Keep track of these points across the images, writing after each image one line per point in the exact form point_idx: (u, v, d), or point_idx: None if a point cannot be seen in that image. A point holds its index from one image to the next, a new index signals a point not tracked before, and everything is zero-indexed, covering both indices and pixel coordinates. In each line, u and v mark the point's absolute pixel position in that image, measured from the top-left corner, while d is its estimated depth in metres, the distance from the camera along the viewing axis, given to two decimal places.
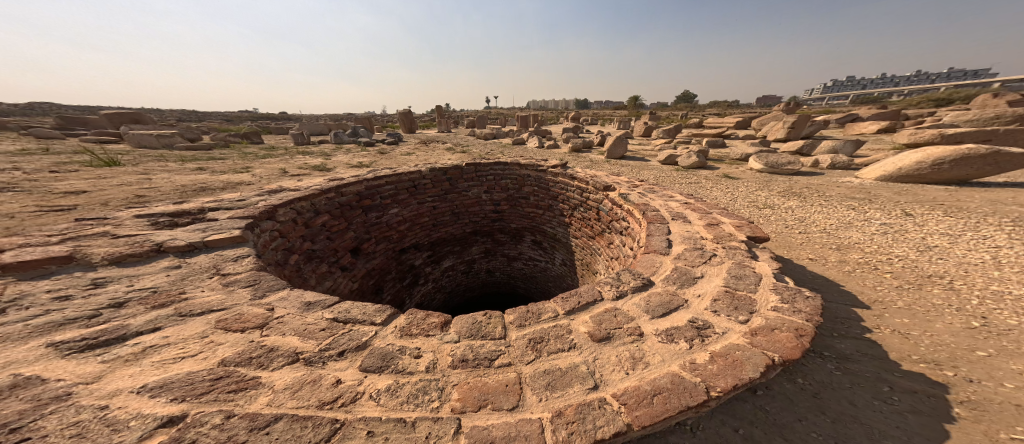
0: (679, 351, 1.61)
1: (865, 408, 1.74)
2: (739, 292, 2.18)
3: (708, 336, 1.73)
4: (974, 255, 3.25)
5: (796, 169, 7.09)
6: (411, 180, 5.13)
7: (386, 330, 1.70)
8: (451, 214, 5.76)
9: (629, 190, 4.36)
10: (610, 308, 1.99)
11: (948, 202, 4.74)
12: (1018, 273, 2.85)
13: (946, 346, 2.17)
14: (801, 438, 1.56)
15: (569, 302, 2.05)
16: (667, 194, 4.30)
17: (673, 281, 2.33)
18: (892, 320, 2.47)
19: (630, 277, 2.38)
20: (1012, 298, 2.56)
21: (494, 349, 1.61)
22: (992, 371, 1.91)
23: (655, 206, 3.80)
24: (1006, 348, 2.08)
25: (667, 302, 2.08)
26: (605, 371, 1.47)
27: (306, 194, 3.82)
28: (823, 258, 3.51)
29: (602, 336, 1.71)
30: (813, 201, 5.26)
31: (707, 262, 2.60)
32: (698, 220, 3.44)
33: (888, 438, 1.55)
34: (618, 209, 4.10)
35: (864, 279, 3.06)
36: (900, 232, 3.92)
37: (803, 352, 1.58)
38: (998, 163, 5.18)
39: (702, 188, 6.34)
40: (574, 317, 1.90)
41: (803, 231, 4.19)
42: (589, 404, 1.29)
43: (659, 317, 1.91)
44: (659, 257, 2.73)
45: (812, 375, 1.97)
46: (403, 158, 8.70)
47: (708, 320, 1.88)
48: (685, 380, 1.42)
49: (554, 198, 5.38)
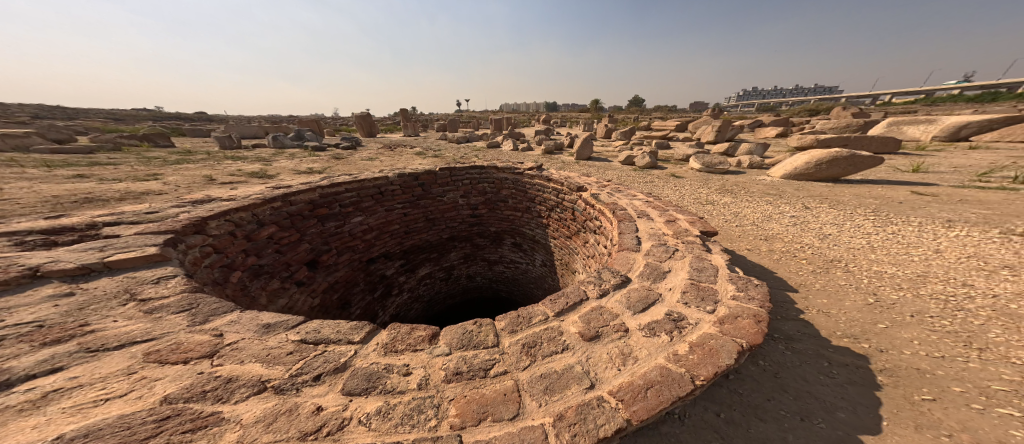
0: (662, 343, 1.71)
1: (816, 383, 1.94)
2: (702, 283, 2.35)
3: (685, 327, 1.84)
4: (859, 239, 3.83)
5: (726, 169, 7.87)
6: (378, 186, 4.90)
7: (367, 348, 1.60)
8: (427, 220, 5.60)
9: (599, 191, 4.51)
10: (596, 307, 2.06)
11: (828, 196, 5.55)
12: (897, 254, 3.40)
13: (857, 321, 2.49)
14: (772, 416, 1.71)
15: (556, 304, 2.08)
16: (631, 193, 4.53)
17: (647, 277, 2.46)
18: (815, 301, 2.79)
19: (607, 275, 2.46)
20: (889, 275, 3.05)
21: (488, 358, 1.58)
22: (893, 341, 2.24)
23: (623, 205, 3.98)
24: (895, 319, 2.46)
25: (645, 297, 2.18)
26: (599, 369, 1.53)
27: (245, 204, 3.45)
28: (756, 247, 3.90)
29: (592, 335, 1.77)
30: (741, 197, 5.84)
31: (671, 257, 2.78)
32: (659, 217, 3.66)
33: (841, 410, 1.74)
34: (591, 208, 4.25)
35: (789, 265, 3.44)
36: (804, 223, 4.46)
37: (764, 336, 1.75)
38: (856, 164, 6.22)
39: (657, 187, 6.77)
40: (564, 319, 1.93)
41: (739, 224, 4.64)
42: (588, 404, 1.32)
43: (640, 312, 2.00)
44: (632, 254, 2.87)
45: (770, 357, 2.17)
46: (364, 163, 8.27)
47: (682, 312, 2.01)
48: (673, 372, 1.51)
49: (531, 201, 5.41)
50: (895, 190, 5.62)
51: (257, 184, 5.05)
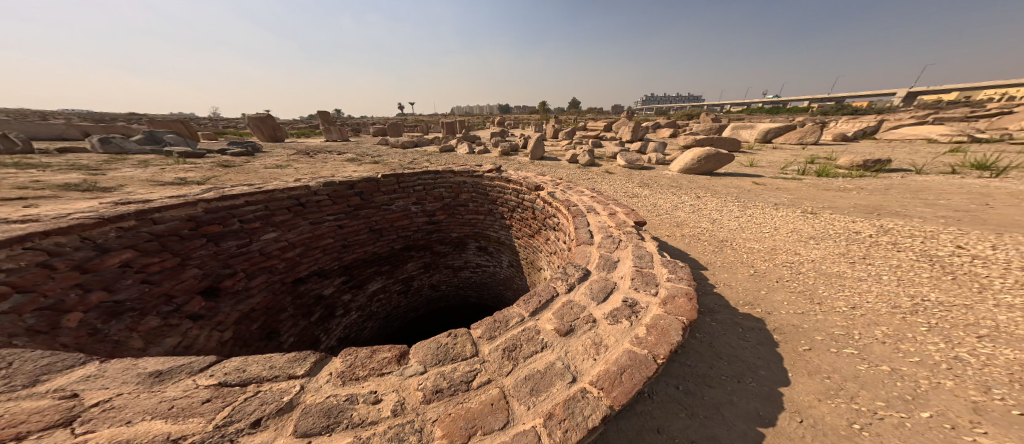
0: (625, 329, 1.93)
1: (740, 346, 2.35)
2: (645, 269, 2.63)
3: (639, 311, 2.10)
4: (743, 220, 4.68)
5: (643, 165, 8.93)
6: (299, 197, 4.28)
7: (320, 380, 1.51)
8: (375, 231, 5.15)
9: (554, 189, 4.70)
10: (565, 301, 2.22)
11: (708, 187, 6.63)
12: (773, 229, 4.24)
13: (745, 292, 3.01)
14: (717, 382, 2.05)
15: (528, 304, 2.18)
16: (580, 189, 4.82)
17: (603, 268, 2.68)
18: (718, 276, 3.33)
19: (570, 269, 2.63)
20: (758, 251, 3.75)
21: (468, 369, 1.61)
22: (772, 305, 2.78)
23: (575, 201, 4.24)
24: (773, 285, 3.05)
25: (603, 287, 2.41)
26: (577, 361, 1.69)
27: (63, 227, 2.57)
28: (673, 233, 4.48)
29: (566, 329, 1.92)
30: (657, 189, 6.65)
31: (618, 246, 3.05)
32: (604, 211, 3.97)
33: (762, 367, 2.14)
34: (549, 206, 4.37)
35: (700, 246, 4.03)
36: (701, 210, 5.27)
37: (697, 312, 2.07)
38: (722, 159, 7.73)
39: (596, 183, 7.30)
40: (539, 317, 2.05)
41: (661, 213, 5.27)
42: (573, 397, 1.47)
43: (603, 302, 2.21)
44: (589, 247, 3.08)
45: (705, 328, 2.55)
46: (268, 172, 7.22)
47: (636, 297, 2.26)
48: (639, 354, 1.74)
49: (493, 202, 5.27)
50: (741, 180, 7.01)
51: (105, 199, 3.92)
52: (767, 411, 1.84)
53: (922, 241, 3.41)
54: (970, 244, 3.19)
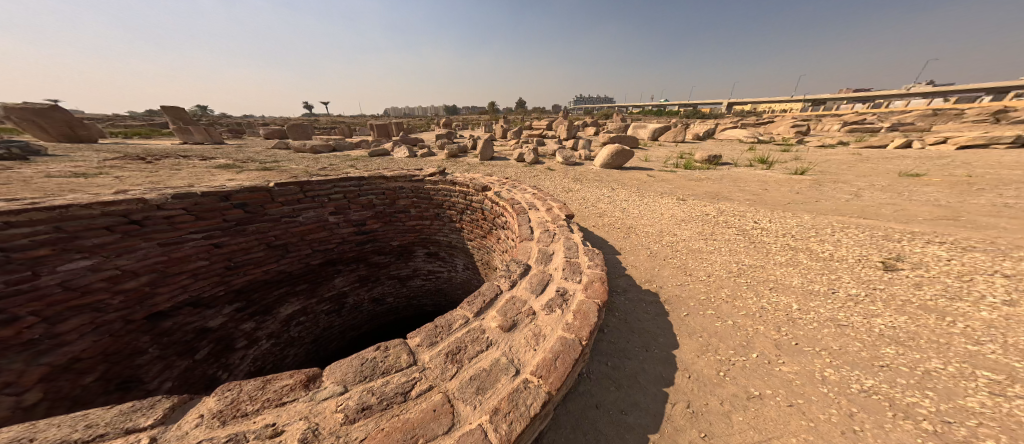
0: (558, 317, 2.00)
1: (647, 319, 2.69)
2: (574, 259, 2.78)
3: (568, 299, 2.20)
4: (657, 208, 5.31)
5: (575, 162, 9.50)
6: (125, 213, 3.30)
7: (188, 426, 1.27)
8: (278, 245, 4.43)
9: (502, 188, 4.68)
10: (509, 298, 2.21)
11: (622, 179, 7.40)
12: (679, 214, 4.91)
13: (646, 270, 3.46)
14: (630, 354, 2.33)
15: (472, 305, 2.12)
16: (524, 188, 4.90)
17: (540, 261, 2.76)
18: (629, 259, 3.73)
19: (513, 266, 2.66)
20: (658, 234, 4.31)
21: (404, 380, 1.50)
22: (666, 279, 3.24)
23: (520, 199, 4.29)
24: (675, 264, 3.50)
25: (541, 279, 2.47)
26: (520, 353, 1.69)
27: None
28: (598, 223, 4.86)
29: (510, 324, 1.91)
30: (588, 183, 7.13)
31: (553, 240, 3.18)
32: (544, 206, 4.08)
33: (662, 337, 2.48)
34: (497, 206, 4.31)
35: (616, 234, 4.47)
36: (615, 201, 5.85)
37: (607, 292, 2.28)
38: (626, 154, 8.66)
39: (540, 180, 7.47)
40: (484, 316, 2.01)
41: (595, 205, 5.64)
42: (518, 389, 1.48)
43: (540, 294, 2.26)
44: (530, 243, 3.15)
45: (621, 307, 2.86)
46: (92, 181, 5.61)
47: (567, 286, 2.37)
48: (568, 339, 1.81)
49: (439, 206, 4.99)
50: (638, 173, 8.03)
51: None
52: (667, 372, 2.16)
53: (766, 222, 4.31)
54: (759, 220, 4.36)
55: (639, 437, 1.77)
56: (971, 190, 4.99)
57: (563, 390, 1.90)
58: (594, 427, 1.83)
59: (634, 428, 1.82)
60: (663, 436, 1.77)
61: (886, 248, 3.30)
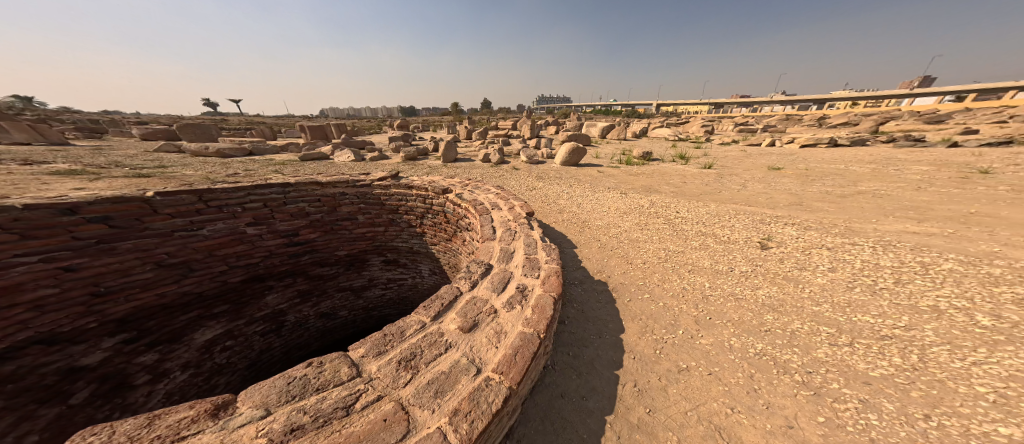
0: (518, 313, 2.05)
1: (599, 307, 2.90)
2: (534, 256, 2.85)
3: (527, 294, 2.27)
4: (613, 203, 5.61)
5: (539, 161, 9.66)
6: None
7: None
8: (176, 264, 3.84)
9: (463, 190, 4.63)
10: (469, 299, 2.21)
11: (579, 176, 7.71)
12: (630, 209, 5.25)
13: (601, 261, 3.67)
14: (587, 342, 2.50)
15: (429, 309, 2.07)
16: (488, 188, 4.88)
17: (501, 260, 2.79)
18: (584, 251, 3.93)
19: (475, 266, 2.66)
20: (610, 227, 4.58)
21: (348, 393, 1.44)
22: (617, 269, 3.47)
23: (483, 200, 4.28)
24: (627, 254, 3.73)
25: (501, 277, 2.51)
26: (481, 353, 1.71)
27: None
28: (558, 219, 5.01)
29: (470, 325, 1.91)
30: (550, 181, 7.30)
31: (514, 238, 3.23)
32: (507, 206, 4.10)
33: (611, 323, 2.69)
34: (459, 208, 4.25)
35: (573, 228, 4.65)
36: (572, 197, 6.09)
37: (560, 285, 2.39)
38: (580, 151, 9.01)
39: (505, 179, 7.49)
40: (444, 319, 1.99)
41: (555, 202, 5.81)
42: (479, 388, 1.50)
43: (501, 292, 2.29)
44: (492, 242, 3.17)
45: (577, 299, 3.03)
46: None
47: (527, 282, 2.43)
48: (527, 333, 1.87)
49: (394, 212, 4.79)
50: (588, 170, 8.44)
51: None
52: (617, 356, 2.36)
53: (705, 215, 4.84)
54: (680, 210, 5.05)
55: (599, 421, 1.90)
56: (818, 179, 6.48)
57: (527, 384, 1.97)
58: (560, 417, 1.93)
59: (594, 413, 1.95)
60: (617, 416, 1.93)
61: (759, 230, 4.10)
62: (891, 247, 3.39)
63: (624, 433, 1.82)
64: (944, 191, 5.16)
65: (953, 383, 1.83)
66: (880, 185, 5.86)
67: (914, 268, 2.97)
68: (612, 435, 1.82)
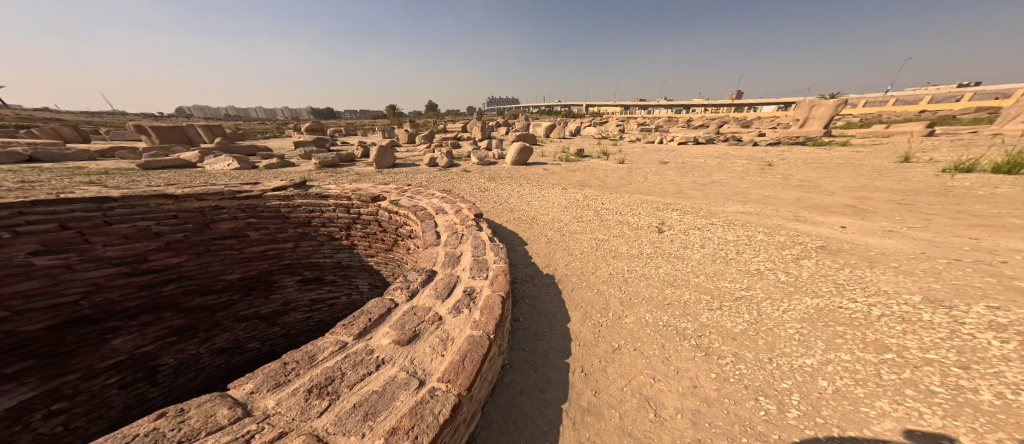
0: (466, 317, 2.10)
1: (550, 300, 3.13)
2: (483, 256, 2.90)
3: (475, 297, 2.32)
4: (561, 201, 5.87)
5: (490, 162, 9.68)
6: None
7: None
8: None
9: (398, 196, 4.45)
10: (407, 310, 2.19)
11: (527, 175, 7.92)
12: (575, 206, 5.55)
13: (551, 258, 3.86)
14: (542, 335, 2.69)
15: (348, 328, 1.96)
16: (430, 192, 4.77)
17: (447, 264, 2.80)
18: (534, 248, 4.11)
19: (416, 274, 2.63)
20: (558, 224, 4.79)
21: (239, 434, 1.29)
22: (563, 265, 3.69)
23: (424, 205, 4.16)
24: (573, 252, 3.97)
25: (448, 282, 2.53)
26: (426, 364, 1.70)
27: None
28: (509, 218, 5.09)
29: (409, 337, 1.89)
30: (501, 181, 7.37)
31: (461, 241, 3.24)
32: (453, 209, 4.07)
33: (557, 316, 2.90)
34: (396, 216, 4.05)
35: (524, 226, 4.77)
36: (522, 195, 6.22)
37: (508, 282, 2.48)
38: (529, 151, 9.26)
39: (453, 182, 7.36)
40: (374, 336, 1.93)
41: (506, 201, 5.88)
42: (423, 400, 1.48)
43: (446, 297, 2.33)
44: (436, 247, 3.14)
45: (529, 295, 3.20)
46: None
47: (474, 285, 2.48)
48: (477, 336, 1.91)
49: (303, 226, 4.48)
50: (534, 169, 8.71)
51: None
52: (566, 345, 2.58)
53: (639, 210, 5.34)
54: (608, 206, 5.53)
55: (557, 412, 2.01)
56: (690, 172, 8.09)
57: (483, 388, 1.99)
58: (521, 413, 2.00)
59: (552, 404, 2.07)
60: (572, 403, 2.08)
61: (655, 216, 4.98)
62: (737, 224, 4.45)
63: (579, 418, 1.96)
64: (771, 180, 6.81)
65: (778, 329, 2.43)
66: (727, 174, 7.63)
67: (747, 243, 3.86)
68: (569, 423, 1.94)
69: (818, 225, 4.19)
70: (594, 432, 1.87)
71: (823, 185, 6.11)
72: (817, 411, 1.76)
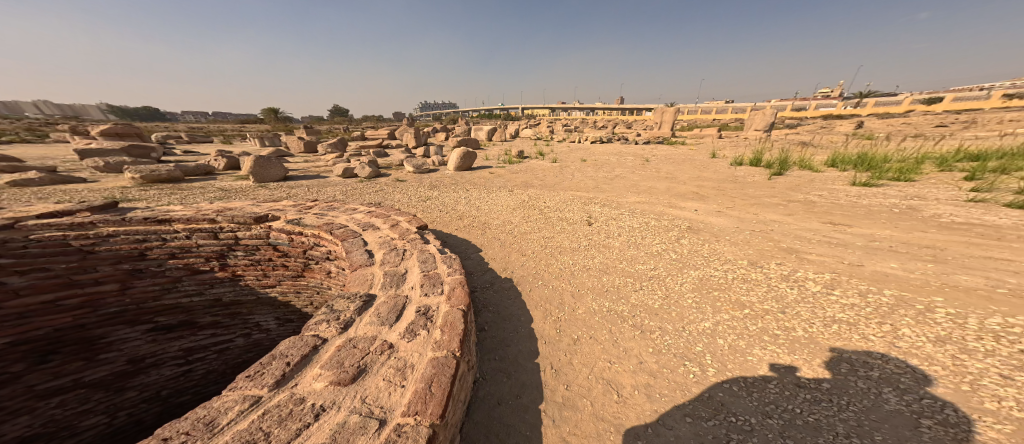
0: (424, 340, 2.10)
1: (513, 302, 3.17)
2: (431, 272, 2.94)
3: (432, 316, 2.34)
4: (507, 202, 5.96)
5: (429, 170, 9.39)
6: None
7: None
8: None
9: (299, 215, 4.02)
10: (341, 343, 2.07)
11: (472, 180, 7.89)
12: (520, 206, 5.71)
13: (506, 261, 3.89)
14: (508, 338, 2.72)
15: (259, 380, 1.75)
16: (349, 208, 4.48)
17: (390, 286, 2.71)
18: (489, 253, 4.10)
19: (349, 302, 2.48)
20: (509, 226, 4.86)
21: None
22: (519, 266, 3.76)
23: (341, 222, 3.87)
24: (527, 251, 4.07)
25: (395, 305, 2.47)
26: (385, 401, 1.64)
27: None
28: (458, 226, 5.01)
29: (354, 373, 1.82)
30: (445, 189, 7.21)
31: (403, 257, 3.17)
32: (383, 224, 3.96)
33: (520, 318, 2.94)
34: (296, 235, 3.68)
35: (474, 232, 4.74)
36: (470, 201, 6.18)
37: (469, 292, 2.62)
38: (473, 157, 9.27)
39: (386, 193, 6.83)
40: (302, 381, 1.78)
41: (454, 209, 5.77)
42: (390, 439, 1.42)
43: (395, 322, 2.28)
44: (368, 268, 3.01)
45: (490, 302, 3.19)
46: None
47: (427, 304, 2.48)
48: (441, 359, 1.93)
49: (134, 260, 3.45)
50: (480, 173, 8.72)
51: None
52: (533, 345, 2.63)
53: (576, 205, 5.75)
54: (553, 203, 5.81)
55: (536, 414, 2.04)
56: (606, 168, 9.15)
57: (457, 409, 1.93)
58: (500, 423, 1.99)
59: (529, 407, 2.10)
60: (548, 400, 2.14)
61: (583, 210, 5.48)
62: (641, 213, 5.39)
63: (558, 415, 2.02)
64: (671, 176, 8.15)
65: (683, 300, 3.03)
66: (629, 170, 8.92)
67: (648, 228, 4.70)
68: (549, 422, 1.98)
69: (680, 209, 5.57)
70: (573, 424, 1.95)
71: (691, 179, 7.69)
72: (725, 365, 2.27)
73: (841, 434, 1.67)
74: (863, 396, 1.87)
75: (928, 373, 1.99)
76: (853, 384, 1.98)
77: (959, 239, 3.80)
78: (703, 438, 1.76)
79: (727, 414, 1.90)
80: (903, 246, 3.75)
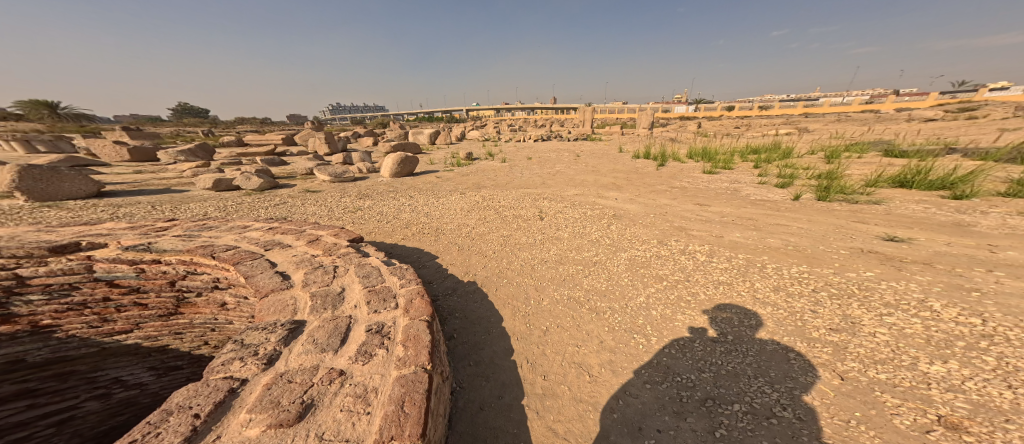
0: (385, 358, 1.93)
1: (475, 306, 3.09)
2: (377, 287, 2.69)
3: (390, 333, 2.15)
4: (452, 206, 5.79)
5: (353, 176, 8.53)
6: None
7: None
8: None
9: (150, 237, 3.20)
10: (272, 379, 1.75)
11: (411, 186, 7.47)
12: (465, 209, 5.61)
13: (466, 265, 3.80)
14: (479, 343, 2.64)
15: (157, 441, 1.36)
16: (237, 227, 3.78)
17: (324, 308, 2.38)
18: (446, 259, 3.95)
19: (266, 333, 2.09)
20: (465, 229, 4.77)
21: None
22: (478, 268, 3.71)
23: (224, 243, 3.22)
24: (485, 253, 4.03)
25: (336, 328, 2.18)
26: (350, 431, 1.46)
27: None
28: (407, 233, 4.71)
29: (301, 409, 1.56)
30: (379, 197, 6.70)
31: (335, 275, 2.82)
32: (298, 241, 3.46)
33: (488, 321, 2.88)
34: (126, 267, 2.74)
35: (424, 238, 4.52)
36: (412, 208, 5.86)
37: (429, 302, 2.49)
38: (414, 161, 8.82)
39: (295, 206, 5.96)
40: (226, 432, 1.45)
41: (398, 216, 5.42)
42: None
43: (344, 345, 2.04)
44: (287, 292, 2.57)
45: (452, 309, 3.06)
46: None
47: (378, 321, 2.27)
48: (408, 376, 1.78)
49: None
50: (426, 177, 8.36)
51: None
52: (506, 344, 2.62)
53: (524, 203, 5.89)
54: (503, 204, 5.83)
55: (520, 411, 2.04)
56: (545, 165, 9.51)
57: (438, 426, 1.81)
58: (488, 428, 1.94)
59: (514, 406, 2.08)
60: (531, 395, 2.16)
61: (534, 207, 5.63)
62: (579, 205, 5.79)
63: (541, 407, 2.05)
64: (603, 169, 8.85)
65: (621, 281, 3.34)
66: (566, 166, 9.44)
67: (586, 219, 5.04)
68: (534, 415, 2.00)
69: (606, 200, 6.10)
70: (558, 411, 2.01)
71: (609, 172, 8.48)
72: (659, 333, 2.58)
73: (752, 376, 2.06)
74: (754, 343, 2.35)
75: (757, 318, 2.62)
76: (747, 334, 2.45)
77: (764, 210, 5.09)
78: (662, 400, 1.98)
79: (674, 375, 2.16)
80: (739, 218, 4.80)
